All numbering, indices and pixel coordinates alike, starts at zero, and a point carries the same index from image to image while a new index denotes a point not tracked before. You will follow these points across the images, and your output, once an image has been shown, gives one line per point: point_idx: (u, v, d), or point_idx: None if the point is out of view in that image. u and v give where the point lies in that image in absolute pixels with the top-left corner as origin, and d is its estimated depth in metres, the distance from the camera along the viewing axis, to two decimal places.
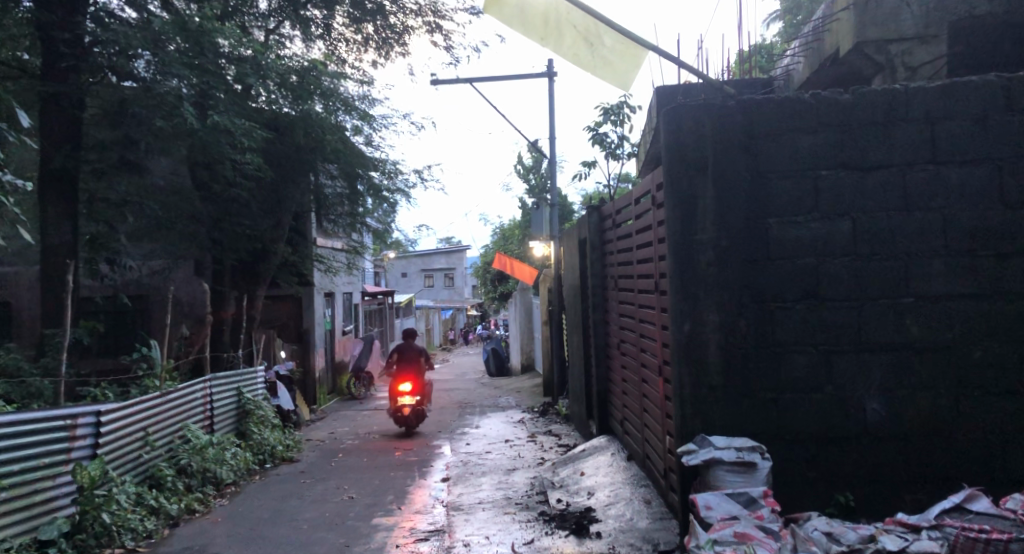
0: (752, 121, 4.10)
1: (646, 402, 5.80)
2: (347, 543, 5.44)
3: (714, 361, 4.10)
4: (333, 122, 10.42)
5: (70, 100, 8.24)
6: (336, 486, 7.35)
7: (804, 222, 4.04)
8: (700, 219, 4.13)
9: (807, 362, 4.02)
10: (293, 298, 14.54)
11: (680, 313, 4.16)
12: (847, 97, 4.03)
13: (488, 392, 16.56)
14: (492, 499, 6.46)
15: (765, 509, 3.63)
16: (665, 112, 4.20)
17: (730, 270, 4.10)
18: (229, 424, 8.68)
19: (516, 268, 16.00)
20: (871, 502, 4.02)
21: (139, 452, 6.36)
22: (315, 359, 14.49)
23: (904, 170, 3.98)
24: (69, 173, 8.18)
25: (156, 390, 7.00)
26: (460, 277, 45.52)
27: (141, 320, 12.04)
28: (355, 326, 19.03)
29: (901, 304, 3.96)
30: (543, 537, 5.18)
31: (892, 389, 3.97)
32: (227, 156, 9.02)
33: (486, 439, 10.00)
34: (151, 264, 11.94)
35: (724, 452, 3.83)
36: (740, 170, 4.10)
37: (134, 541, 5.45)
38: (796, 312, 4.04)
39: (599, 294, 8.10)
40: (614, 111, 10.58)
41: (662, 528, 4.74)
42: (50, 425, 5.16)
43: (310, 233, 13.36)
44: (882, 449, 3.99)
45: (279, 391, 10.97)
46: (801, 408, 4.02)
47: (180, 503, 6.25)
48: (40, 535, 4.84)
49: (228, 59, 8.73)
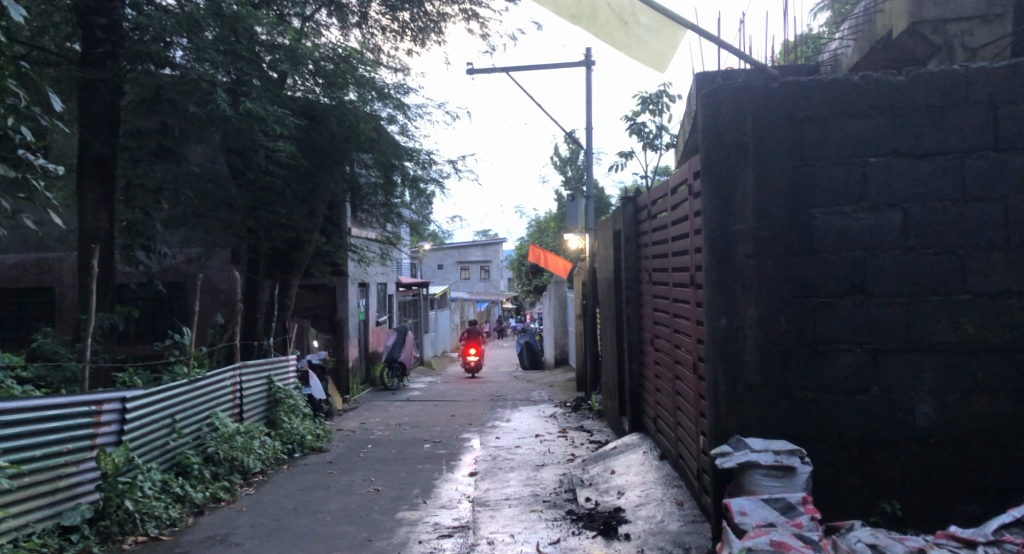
0: (797, 106, 3.86)
1: (679, 399, 5.59)
2: (369, 537, 5.32)
3: (752, 360, 3.88)
4: (367, 111, 10.34)
5: (109, 87, 8.12)
6: (363, 478, 7.27)
7: (851, 213, 3.80)
8: (739, 208, 3.92)
9: (852, 361, 3.79)
10: (327, 287, 14.54)
11: (716, 308, 3.95)
12: (901, 79, 3.77)
13: (520, 386, 16.40)
14: (519, 495, 6.32)
15: (803, 516, 3.43)
16: (705, 95, 3.97)
17: (771, 263, 3.87)
18: (259, 412, 8.66)
19: (551, 260, 15.83)
20: (920, 512, 3.76)
21: (165, 439, 6.33)
22: (348, 349, 14.49)
23: (962, 159, 3.71)
24: (106, 159, 8.15)
25: (184, 377, 6.96)
26: (496, 270, 45.34)
27: (177, 307, 12.10)
28: (389, 316, 19.02)
29: (956, 300, 3.70)
30: (570, 537, 5.01)
31: (945, 392, 3.71)
32: (261, 143, 8.96)
33: (516, 433, 9.86)
34: (188, 251, 12.00)
35: (761, 455, 3.62)
36: (782, 157, 3.88)
37: (158, 528, 5.40)
38: (841, 309, 3.80)
39: (633, 288, 7.90)
40: (653, 100, 10.32)
41: (694, 532, 4.54)
42: (76, 411, 5.13)
43: (344, 222, 13.34)
44: (931, 456, 3.74)
45: (310, 380, 10.96)
46: (844, 410, 3.79)
47: (205, 492, 6.21)
48: (63, 521, 4.83)
49: (265, 49, 8.73)
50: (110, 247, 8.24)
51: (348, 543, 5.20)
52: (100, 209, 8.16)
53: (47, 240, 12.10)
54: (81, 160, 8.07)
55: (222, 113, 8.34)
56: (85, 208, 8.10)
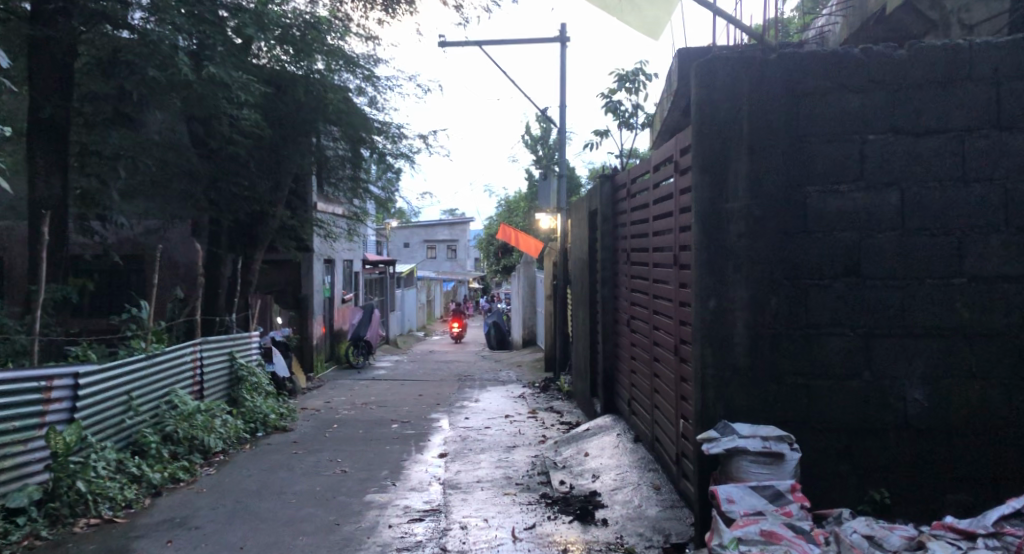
0: (794, 79, 3.72)
1: (657, 382, 5.47)
2: (337, 520, 5.11)
3: (741, 344, 3.75)
4: (334, 82, 10.12)
5: (60, 46, 7.66)
6: (328, 458, 7.07)
7: (847, 192, 3.67)
8: (732, 185, 3.77)
9: (844, 346, 3.68)
10: (292, 262, 14.18)
11: (705, 290, 3.80)
12: (903, 53, 3.65)
13: (487, 365, 16.27)
14: (491, 478, 6.16)
15: (792, 505, 3.32)
16: (699, 65, 3.80)
17: (764, 243, 3.73)
18: (220, 391, 8.37)
19: (522, 239, 15.63)
20: (909, 500, 3.68)
21: (121, 417, 6.03)
22: (313, 326, 14.16)
23: (962, 136, 3.59)
24: (59, 123, 7.72)
25: (142, 352, 6.64)
26: (462, 249, 45.03)
27: (135, 280, 11.67)
28: (355, 294, 18.71)
29: (952, 284, 3.59)
30: (545, 522, 4.85)
31: (938, 377, 3.62)
32: (224, 111, 8.59)
33: (485, 414, 9.70)
34: (147, 222, 11.55)
35: (749, 441, 3.49)
36: (779, 131, 3.73)
37: (113, 510, 5.11)
38: (834, 292, 3.68)
39: (609, 268, 7.75)
40: (629, 78, 10.16)
41: (673, 518, 4.43)
42: (23, 386, 4.80)
43: (310, 196, 12.99)
44: (921, 442, 3.65)
45: (274, 357, 10.67)
46: (833, 395, 3.69)
47: (163, 472, 5.95)
48: (9, 503, 4.54)
49: (227, 11, 8.47)
50: (63, 216, 7.82)
51: (315, 526, 4.99)
52: (53, 175, 7.73)
53: None
54: (32, 122, 7.62)
55: (184, 77, 8.01)
56: (37, 174, 7.67)
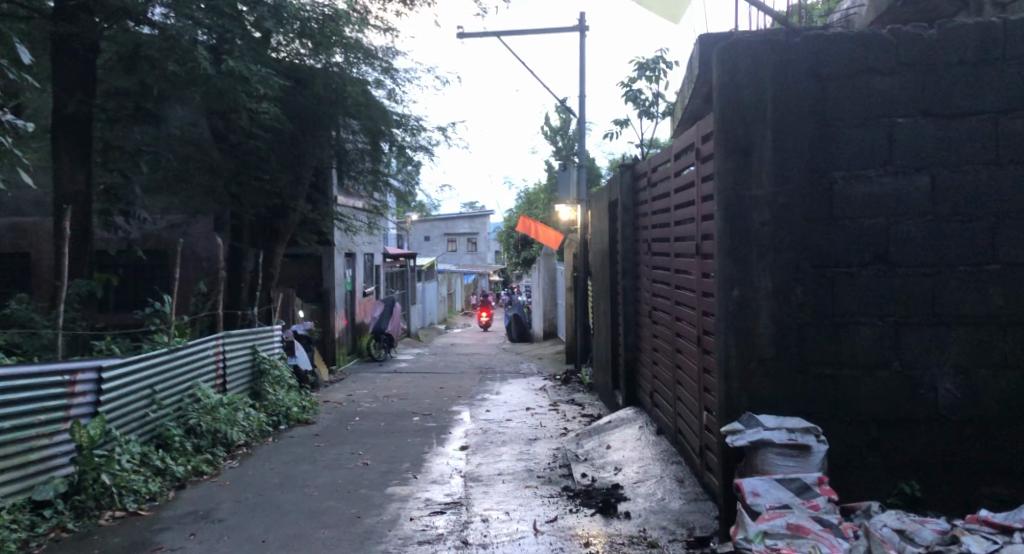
0: (820, 61, 3.63)
1: (680, 373, 5.40)
2: (358, 513, 5.10)
3: (767, 334, 3.68)
4: (354, 75, 10.11)
5: (82, 42, 7.69)
6: (350, 451, 7.08)
7: (875, 176, 3.59)
8: (756, 171, 3.69)
9: (872, 335, 3.60)
10: (313, 256, 14.22)
11: (729, 279, 3.73)
12: (933, 32, 3.55)
13: (508, 358, 16.23)
14: (512, 471, 6.13)
15: (820, 498, 3.25)
16: (721, 49, 3.72)
17: (789, 230, 3.66)
18: (242, 384, 8.41)
19: (542, 231, 15.55)
20: (941, 492, 3.59)
21: (145, 411, 6.08)
22: (334, 320, 14.20)
23: (996, 118, 3.50)
24: (82, 119, 7.76)
25: (164, 346, 6.67)
26: (483, 243, 45.02)
27: (159, 275, 11.77)
28: (376, 288, 18.76)
29: (985, 270, 3.50)
30: (567, 515, 4.81)
31: (970, 366, 3.53)
32: (244, 104, 8.61)
33: (506, 407, 9.67)
34: (170, 218, 11.64)
35: (775, 433, 3.41)
36: (803, 115, 3.65)
37: (137, 503, 5.15)
38: (861, 280, 3.60)
39: (630, 259, 7.67)
40: (650, 66, 10.04)
41: (698, 511, 4.36)
42: (47, 380, 4.83)
43: (331, 190, 13.01)
44: (952, 434, 3.56)
45: (296, 351, 10.71)
46: (861, 386, 3.61)
47: (187, 465, 5.99)
48: (36, 496, 4.58)
49: (247, 4, 8.35)
50: (86, 211, 7.88)
51: (337, 519, 4.99)
52: (77, 171, 7.77)
53: (24, 204, 11.71)
54: (55, 119, 7.68)
55: (203, 71, 8.03)
56: (61, 170, 7.72)
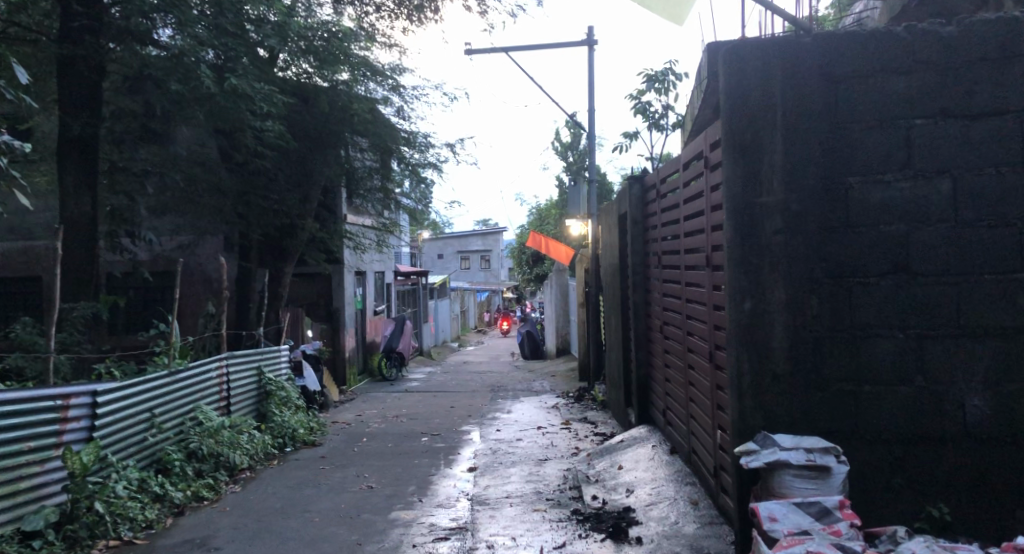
0: (832, 62, 3.46)
1: (692, 390, 5.21)
2: (360, 540, 4.92)
3: (781, 350, 3.49)
4: (360, 93, 10.08)
5: (87, 64, 7.55)
6: (356, 474, 6.90)
7: (893, 181, 3.40)
8: (766, 179, 3.51)
9: (893, 348, 3.40)
10: (323, 275, 14.10)
11: (740, 290, 3.54)
12: (952, 30, 3.38)
13: (521, 375, 16.03)
14: (521, 493, 5.93)
15: (841, 523, 3.04)
16: (727, 50, 3.55)
17: (802, 239, 3.47)
18: (248, 406, 8.24)
19: (552, 247, 15.39)
20: (970, 514, 3.38)
21: (143, 435, 5.93)
22: (344, 339, 14.07)
23: (1021, 118, 3.32)
24: (87, 141, 7.59)
25: (164, 368, 6.53)
26: (496, 259, 44.86)
27: (168, 296, 11.71)
28: (387, 306, 18.66)
29: (1013, 280, 3.30)
30: (576, 541, 4.61)
31: (999, 382, 3.32)
32: (248, 123, 8.53)
33: (517, 425, 9.47)
34: (178, 238, 11.58)
35: (792, 454, 3.21)
36: (815, 120, 3.47)
37: (132, 531, 5.00)
38: (881, 290, 3.40)
39: (639, 273, 7.48)
40: (658, 78, 9.90)
41: (712, 535, 4.15)
42: (39, 405, 4.70)
43: (340, 208, 12.92)
44: (981, 452, 3.35)
45: (304, 371, 10.56)
46: (884, 403, 3.40)
47: (186, 491, 5.83)
48: (24, 526, 4.42)
49: (253, 24, 8.33)
50: (94, 235, 7.73)
51: (336, 548, 4.80)
52: (83, 194, 7.62)
53: (35, 227, 11.71)
54: (59, 141, 7.53)
55: (206, 91, 7.93)
56: (65, 192, 7.57)
